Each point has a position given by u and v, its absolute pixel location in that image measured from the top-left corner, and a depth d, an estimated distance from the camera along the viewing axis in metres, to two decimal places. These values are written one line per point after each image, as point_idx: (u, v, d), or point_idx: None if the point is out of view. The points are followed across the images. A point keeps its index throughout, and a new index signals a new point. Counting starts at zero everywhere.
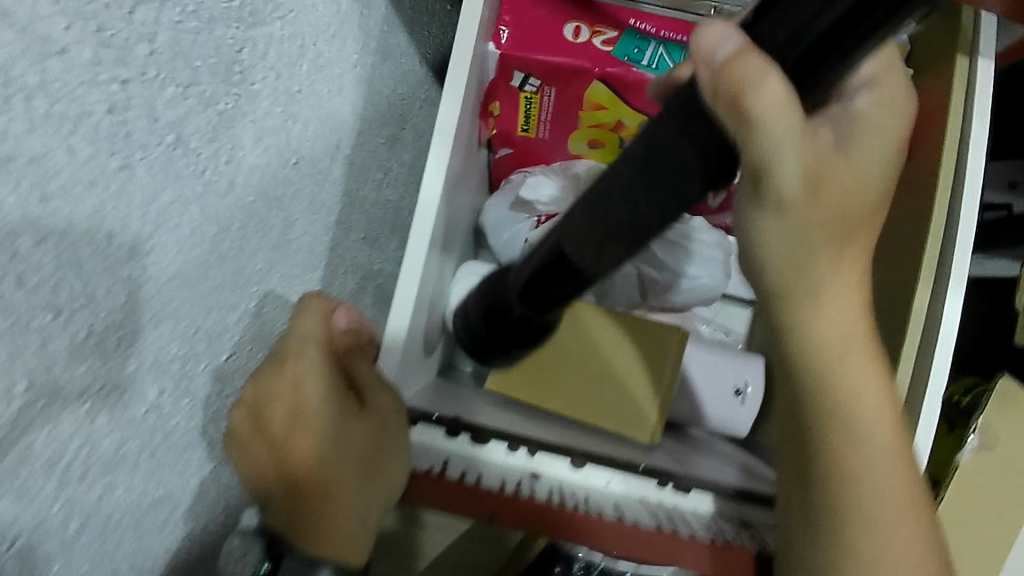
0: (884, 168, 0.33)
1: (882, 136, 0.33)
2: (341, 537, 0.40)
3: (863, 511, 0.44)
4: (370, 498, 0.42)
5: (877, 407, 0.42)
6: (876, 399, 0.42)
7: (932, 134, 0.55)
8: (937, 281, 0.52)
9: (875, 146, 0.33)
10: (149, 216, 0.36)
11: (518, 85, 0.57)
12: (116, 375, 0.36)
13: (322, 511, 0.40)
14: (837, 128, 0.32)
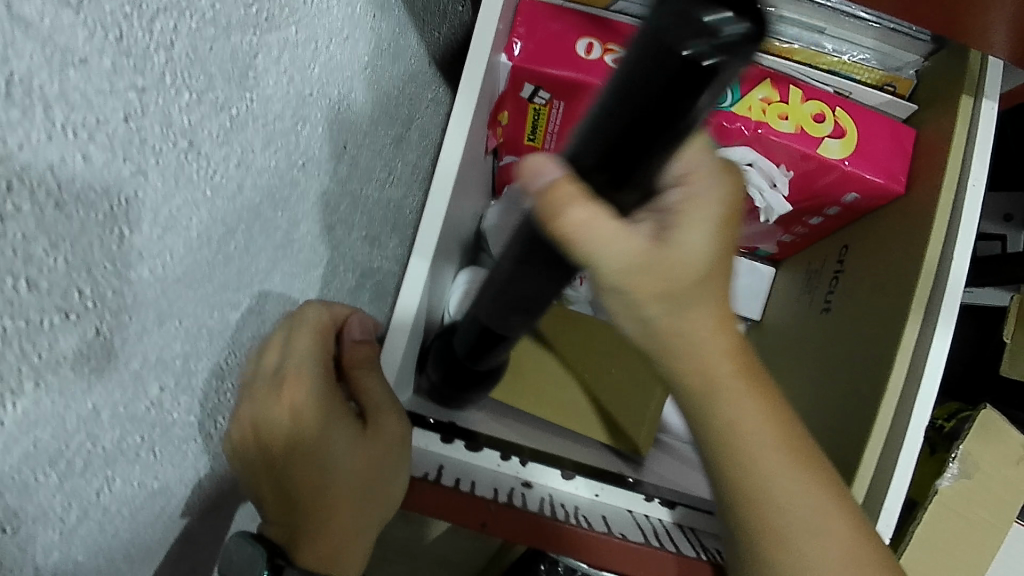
0: (712, 232, 0.37)
1: (705, 205, 0.37)
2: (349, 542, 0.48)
3: (764, 517, 0.48)
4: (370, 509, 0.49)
5: (769, 437, 0.46)
6: (761, 434, 0.46)
7: (932, 170, 0.56)
8: (928, 315, 0.53)
9: (697, 217, 0.36)
10: (159, 220, 0.36)
11: (528, 96, 0.58)
12: (122, 372, 0.37)
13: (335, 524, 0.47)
14: (659, 209, 0.37)
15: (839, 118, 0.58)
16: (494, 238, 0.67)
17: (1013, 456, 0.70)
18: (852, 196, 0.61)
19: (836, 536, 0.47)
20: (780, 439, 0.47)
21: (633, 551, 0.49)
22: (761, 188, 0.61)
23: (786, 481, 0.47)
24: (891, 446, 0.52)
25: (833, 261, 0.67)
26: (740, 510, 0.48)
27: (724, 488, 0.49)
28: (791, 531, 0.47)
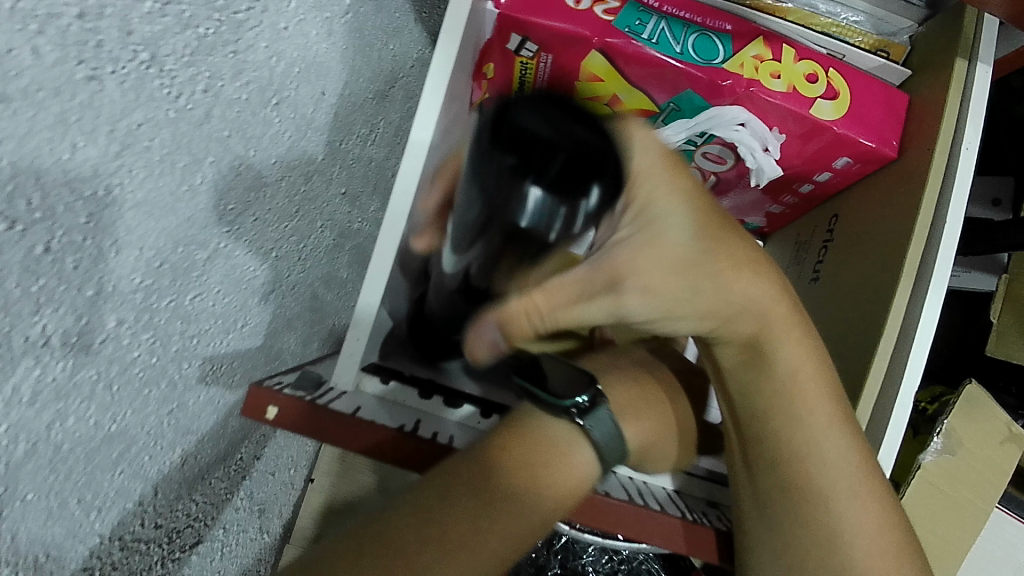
0: (681, 205, 0.42)
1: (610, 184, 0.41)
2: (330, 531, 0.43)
3: (806, 476, 0.48)
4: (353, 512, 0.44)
5: (811, 379, 0.50)
6: (803, 379, 0.49)
7: (925, 134, 0.55)
8: (918, 279, 0.52)
9: (656, 197, 0.42)
10: (116, 136, 0.34)
11: (514, 48, 0.57)
12: (75, 297, 0.35)
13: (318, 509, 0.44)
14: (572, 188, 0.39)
15: (831, 79, 0.56)
16: None
17: (994, 434, 0.69)
18: (844, 161, 0.60)
19: (871, 498, 0.48)
20: (824, 391, 0.50)
21: (611, 505, 0.46)
22: (754, 150, 0.60)
23: (829, 443, 0.48)
24: (881, 411, 0.51)
25: (823, 231, 0.66)
26: (784, 466, 0.49)
27: (765, 452, 0.49)
28: (836, 506, 0.48)
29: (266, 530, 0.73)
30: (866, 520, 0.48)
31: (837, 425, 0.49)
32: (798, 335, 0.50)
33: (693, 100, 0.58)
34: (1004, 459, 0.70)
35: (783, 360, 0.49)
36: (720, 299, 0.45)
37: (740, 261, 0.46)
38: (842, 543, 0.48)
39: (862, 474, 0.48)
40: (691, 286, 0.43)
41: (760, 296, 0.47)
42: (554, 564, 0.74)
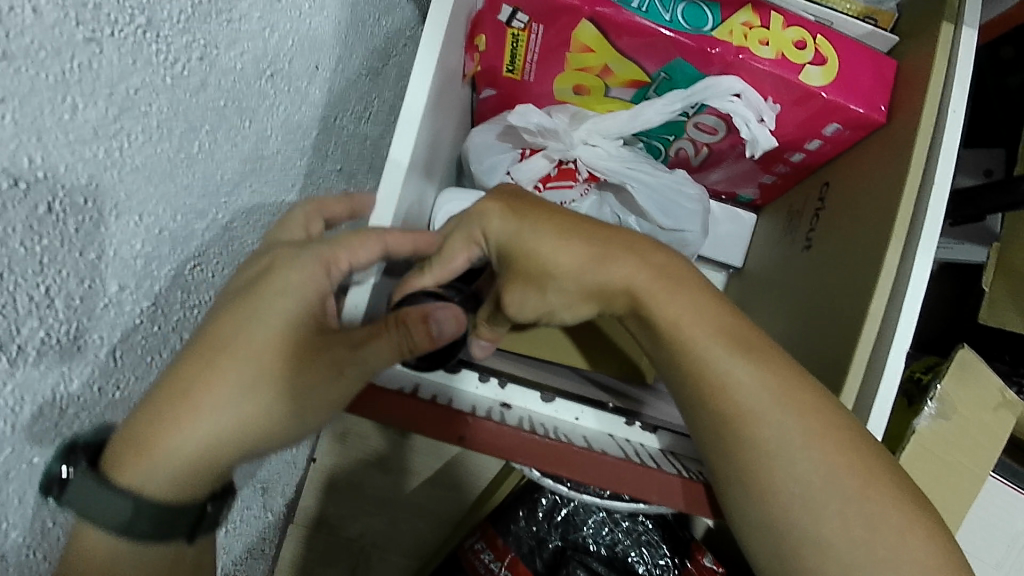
0: (529, 229, 0.46)
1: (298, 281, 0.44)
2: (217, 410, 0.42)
3: (722, 411, 0.43)
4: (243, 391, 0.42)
5: (708, 335, 0.44)
6: (699, 335, 0.44)
7: (913, 97, 0.56)
8: (909, 238, 0.53)
9: (493, 226, 0.47)
10: (115, 99, 0.35)
11: (505, 20, 0.56)
12: (76, 260, 0.35)
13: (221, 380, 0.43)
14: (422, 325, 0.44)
15: (819, 46, 0.57)
16: (475, 163, 0.66)
17: (989, 400, 0.69)
18: (834, 128, 0.60)
19: (809, 410, 0.43)
20: (733, 341, 0.44)
21: (606, 461, 0.45)
22: (750, 121, 0.59)
23: (737, 380, 0.43)
24: (873, 373, 0.51)
25: (815, 200, 0.67)
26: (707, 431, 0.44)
27: (697, 421, 0.45)
28: (782, 456, 0.42)
29: (271, 509, 0.74)
30: (814, 436, 0.42)
31: (749, 353, 0.43)
32: (683, 290, 0.45)
33: (682, 69, 0.58)
34: (999, 424, 0.70)
35: (675, 309, 0.44)
36: (583, 271, 0.45)
37: (591, 227, 0.46)
38: (809, 492, 0.41)
39: (788, 399, 0.43)
40: (551, 277, 0.45)
41: (635, 257, 0.45)
42: (554, 533, 0.75)
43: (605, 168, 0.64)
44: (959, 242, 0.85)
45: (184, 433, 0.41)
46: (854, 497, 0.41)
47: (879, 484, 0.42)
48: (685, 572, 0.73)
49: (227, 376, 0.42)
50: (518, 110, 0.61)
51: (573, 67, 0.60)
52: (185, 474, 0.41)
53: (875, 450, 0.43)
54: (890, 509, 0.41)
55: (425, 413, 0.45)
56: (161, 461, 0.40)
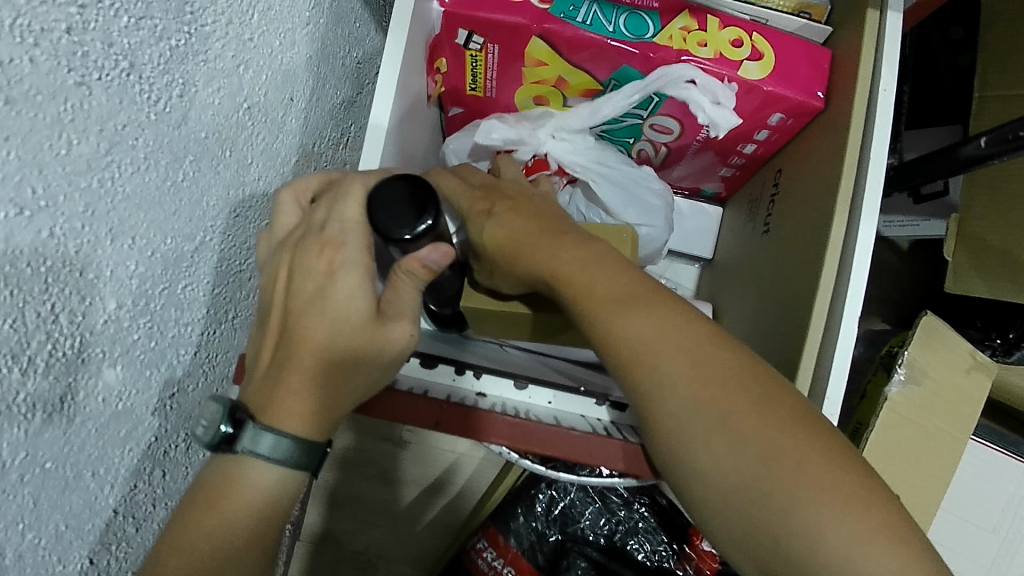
0: (489, 218, 0.49)
1: (358, 268, 0.44)
2: (316, 347, 0.43)
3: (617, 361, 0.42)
4: (334, 328, 0.43)
5: (597, 282, 0.43)
6: (588, 279, 0.43)
7: (848, 80, 0.59)
8: (852, 212, 0.56)
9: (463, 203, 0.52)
10: (104, 135, 0.39)
11: (463, 43, 0.61)
12: (78, 280, 0.39)
13: (313, 325, 0.43)
14: (424, 268, 0.43)
15: (755, 42, 0.61)
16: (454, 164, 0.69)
17: (960, 363, 0.72)
18: (777, 118, 0.64)
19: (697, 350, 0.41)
20: (621, 288, 0.43)
21: (576, 435, 0.48)
22: (703, 106, 0.62)
23: (623, 324, 0.42)
24: (829, 339, 0.55)
25: (769, 186, 0.71)
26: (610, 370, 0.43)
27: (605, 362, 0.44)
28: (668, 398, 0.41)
29: None
30: (718, 386, 0.40)
31: (650, 306, 0.42)
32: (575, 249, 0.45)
33: (631, 74, 0.63)
34: (975, 387, 0.72)
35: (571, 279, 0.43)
36: (508, 252, 0.47)
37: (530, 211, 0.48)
38: (694, 429, 0.40)
39: (696, 349, 0.41)
40: (493, 252, 0.48)
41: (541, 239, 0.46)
42: (554, 529, 0.78)
43: (573, 163, 0.68)
44: (926, 219, 0.88)
45: (300, 372, 0.43)
46: (756, 445, 0.39)
47: (794, 435, 0.39)
48: (685, 556, 0.75)
49: (313, 318, 0.43)
50: (483, 127, 0.66)
51: (531, 81, 0.65)
52: (314, 423, 0.44)
53: (782, 391, 0.41)
54: (804, 462, 0.38)
55: (401, 404, 0.48)
56: (284, 406, 0.43)
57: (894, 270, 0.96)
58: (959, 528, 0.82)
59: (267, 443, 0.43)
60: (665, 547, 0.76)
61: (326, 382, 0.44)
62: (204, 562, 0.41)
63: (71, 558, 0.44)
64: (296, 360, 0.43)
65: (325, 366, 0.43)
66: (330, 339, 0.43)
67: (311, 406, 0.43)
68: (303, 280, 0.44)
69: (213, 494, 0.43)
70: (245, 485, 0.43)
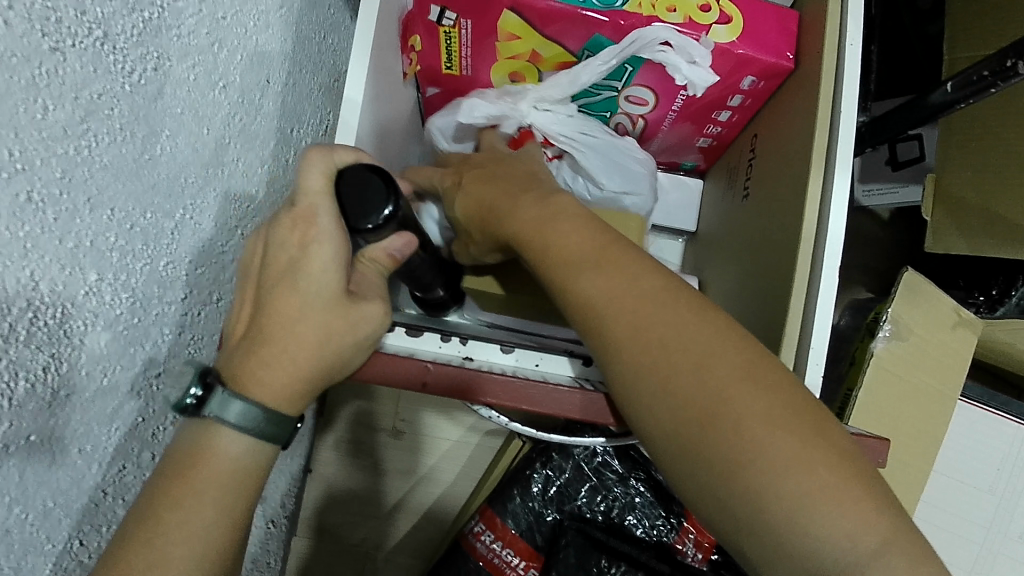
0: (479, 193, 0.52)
1: (333, 243, 0.44)
2: (290, 323, 0.43)
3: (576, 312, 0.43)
4: (310, 304, 0.43)
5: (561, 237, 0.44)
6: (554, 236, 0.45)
7: (815, 39, 0.60)
8: (828, 165, 0.57)
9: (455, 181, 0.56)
10: (80, 103, 0.39)
11: (436, 19, 0.63)
12: (57, 248, 0.39)
13: (290, 302, 0.43)
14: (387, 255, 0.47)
15: (723, 7, 0.62)
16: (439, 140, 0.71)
17: (946, 320, 0.71)
18: (750, 80, 0.65)
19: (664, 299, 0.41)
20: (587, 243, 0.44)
21: (562, 391, 0.49)
22: (680, 66, 0.64)
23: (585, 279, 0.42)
24: (813, 290, 0.55)
25: (747, 152, 0.72)
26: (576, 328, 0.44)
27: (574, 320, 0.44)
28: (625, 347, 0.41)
29: (270, 520, 0.78)
30: (691, 351, 0.39)
31: (617, 269, 0.42)
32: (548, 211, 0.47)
33: (603, 44, 0.64)
34: (962, 344, 0.72)
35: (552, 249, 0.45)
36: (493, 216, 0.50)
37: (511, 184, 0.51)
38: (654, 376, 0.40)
39: (666, 305, 0.41)
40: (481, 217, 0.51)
41: (525, 214, 0.47)
42: (551, 508, 0.78)
43: (557, 133, 0.70)
44: (904, 185, 0.89)
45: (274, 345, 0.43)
46: (718, 394, 0.38)
47: (756, 392, 0.38)
48: (682, 529, 0.76)
49: (290, 293, 0.43)
50: (464, 107, 0.67)
51: (505, 56, 0.66)
52: (290, 397, 0.44)
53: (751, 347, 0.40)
54: (779, 422, 0.37)
55: (390, 367, 0.49)
56: (258, 376, 0.43)
57: (875, 239, 0.97)
58: (955, 488, 0.82)
59: (237, 410, 0.42)
60: (663, 521, 0.76)
61: (302, 361, 0.43)
62: (172, 535, 0.39)
63: (60, 537, 0.44)
64: (269, 335, 0.43)
65: (302, 344, 0.43)
66: (305, 311, 0.43)
67: (286, 381, 0.43)
68: (278, 250, 0.44)
69: (182, 465, 0.42)
70: (215, 454, 0.42)
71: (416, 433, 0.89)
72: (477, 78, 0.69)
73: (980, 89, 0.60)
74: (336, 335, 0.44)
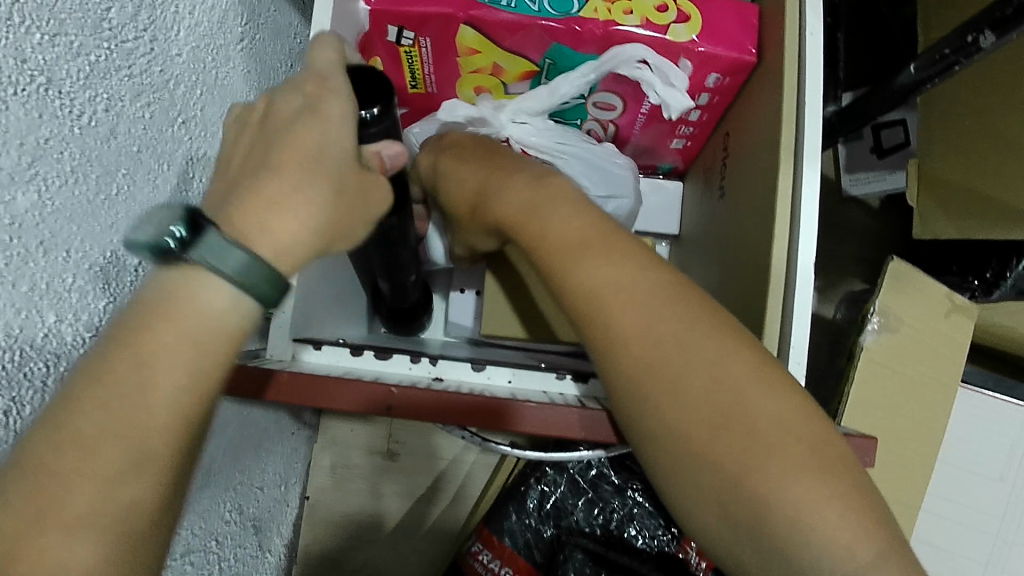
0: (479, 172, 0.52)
1: (347, 103, 0.37)
2: (299, 168, 0.35)
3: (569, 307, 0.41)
4: (325, 160, 0.36)
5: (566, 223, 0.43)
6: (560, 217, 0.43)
7: (776, 32, 0.59)
8: (797, 159, 0.56)
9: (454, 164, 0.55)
10: (26, 148, 0.39)
11: (395, 40, 0.63)
12: (11, 291, 0.39)
13: (302, 146, 0.35)
14: (380, 164, 0.41)
15: (681, 6, 0.62)
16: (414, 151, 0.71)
17: (937, 307, 0.70)
18: (714, 78, 0.65)
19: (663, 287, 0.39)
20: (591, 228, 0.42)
21: (530, 407, 0.48)
22: (655, 86, 0.65)
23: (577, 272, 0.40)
24: (789, 286, 0.54)
25: (720, 151, 0.71)
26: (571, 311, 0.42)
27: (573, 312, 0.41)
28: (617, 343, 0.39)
29: (268, 550, 0.78)
30: (667, 354, 0.38)
31: (627, 258, 0.40)
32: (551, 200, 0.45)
33: (564, 53, 0.63)
34: (957, 330, 0.70)
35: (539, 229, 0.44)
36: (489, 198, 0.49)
37: (500, 167, 0.51)
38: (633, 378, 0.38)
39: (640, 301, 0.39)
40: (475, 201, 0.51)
41: (515, 194, 0.47)
42: (549, 524, 0.77)
43: (537, 145, 0.70)
44: (891, 172, 0.89)
45: (288, 191, 0.34)
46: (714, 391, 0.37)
47: (745, 385, 0.37)
48: (683, 538, 0.74)
49: (306, 138, 0.36)
50: (446, 105, 0.67)
51: (468, 71, 0.66)
52: (293, 252, 0.34)
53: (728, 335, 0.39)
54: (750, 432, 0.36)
55: (356, 392, 0.48)
56: (263, 228, 0.33)
57: (867, 228, 0.95)
58: (963, 479, 0.79)
59: (232, 257, 0.32)
60: (662, 532, 0.75)
61: (314, 213, 0.34)
62: (127, 402, 0.29)
63: None
64: (274, 188, 0.34)
65: (314, 206, 0.35)
66: (321, 159, 0.36)
67: (295, 238, 0.34)
68: (288, 103, 0.37)
69: (152, 317, 0.31)
70: (192, 307, 0.32)
71: (412, 456, 0.89)
72: (441, 93, 0.70)
73: (944, 68, 0.59)
74: (346, 192, 0.37)
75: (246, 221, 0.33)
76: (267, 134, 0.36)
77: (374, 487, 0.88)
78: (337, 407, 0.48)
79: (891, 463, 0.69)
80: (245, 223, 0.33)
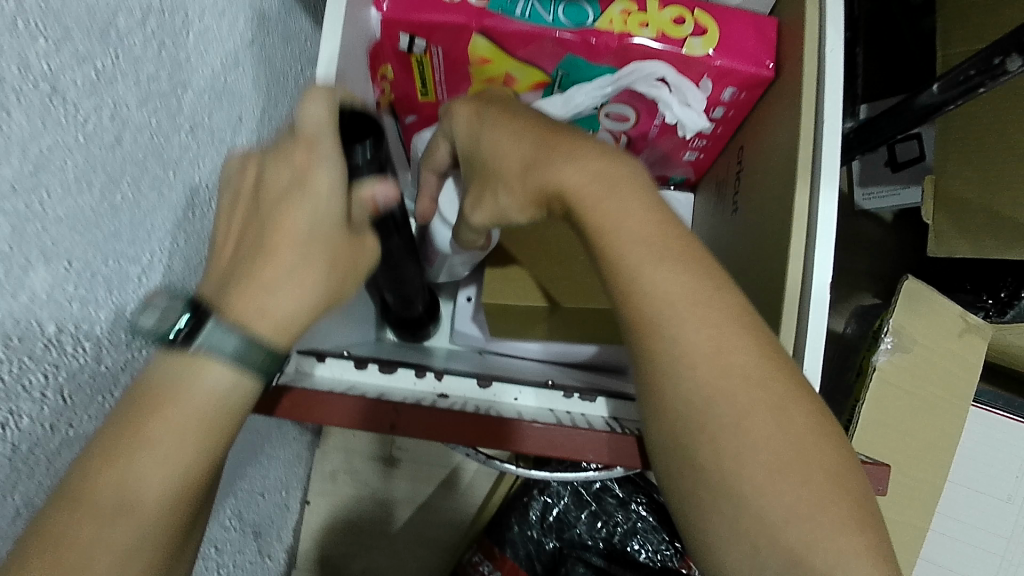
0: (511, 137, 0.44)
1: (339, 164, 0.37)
2: (287, 253, 0.36)
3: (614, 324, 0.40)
4: (314, 238, 0.36)
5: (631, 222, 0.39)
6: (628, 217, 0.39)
7: (795, 46, 0.58)
8: (814, 177, 0.54)
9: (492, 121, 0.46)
10: (29, 158, 0.38)
11: (406, 48, 0.62)
12: (12, 303, 0.39)
13: (291, 224, 0.36)
14: (373, 207, 0.41)
15: (698, 18, 0.61)
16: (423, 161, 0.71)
17: (951, 327, 0.68)
18: (730, 92, 0.64)
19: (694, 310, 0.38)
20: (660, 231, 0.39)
21: (537, 430, 0.47)
22: (672, 105, 0.65)
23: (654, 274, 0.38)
24: (802, 307, 0.53)
25: (734, 164, 0.70)
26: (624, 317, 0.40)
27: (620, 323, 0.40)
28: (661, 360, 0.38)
29: (269, 555, 0.78)
30: (686, 389, 0.38)
31: (687, 271, 0.38)
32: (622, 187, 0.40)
33: (579, 63, 0.63)
34: (970, 351, 0.69)
35: (608, 221, 0.39)
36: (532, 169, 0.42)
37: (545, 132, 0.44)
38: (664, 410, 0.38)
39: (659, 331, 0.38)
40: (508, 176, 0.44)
41: (588, 162, 0.41)
42: (551, 536, 0.76)
43: None
44: (905, 187, 0.86)
45: (277, 272, 0.35)
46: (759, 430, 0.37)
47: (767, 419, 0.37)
48: (686, 555, 0.74)
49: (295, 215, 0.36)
50: None
51: (480, 80, 0.65)
52: (288, 328, 0.36)
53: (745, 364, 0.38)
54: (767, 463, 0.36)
55: (364, 409, 0.46)
56: (257, 309, 0.35)
57: (879, 241, 0.94)
58: (972, 500, 0.78)
59: (228, 342, 0.34)
60: (665, 547, 0.74)
61: (307, 294, 0.36)
62: (140, 473, 0.32)
63: None
64: (266, 271, 0.35)
65: (305, 286, 0.36)
66: (310, 236, 0.36)
67: (292, 313, 0.36)
68: (277, 172, 0.38)
69: (151, 402, 0.33)
70: (192, 389, 0.34)
71: (415, 463, 0.88)
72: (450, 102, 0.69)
73: (967, 89, 0.58)
74: (344, 263, 0.38)
75: (241, 300, 0.35)
76: (262, 211, 0.37)
77: (375, 493, 0.88)
78: (342, 424, 0.47)
79: (900, 485, 0.68)
80: (239, 303, 0.35)
